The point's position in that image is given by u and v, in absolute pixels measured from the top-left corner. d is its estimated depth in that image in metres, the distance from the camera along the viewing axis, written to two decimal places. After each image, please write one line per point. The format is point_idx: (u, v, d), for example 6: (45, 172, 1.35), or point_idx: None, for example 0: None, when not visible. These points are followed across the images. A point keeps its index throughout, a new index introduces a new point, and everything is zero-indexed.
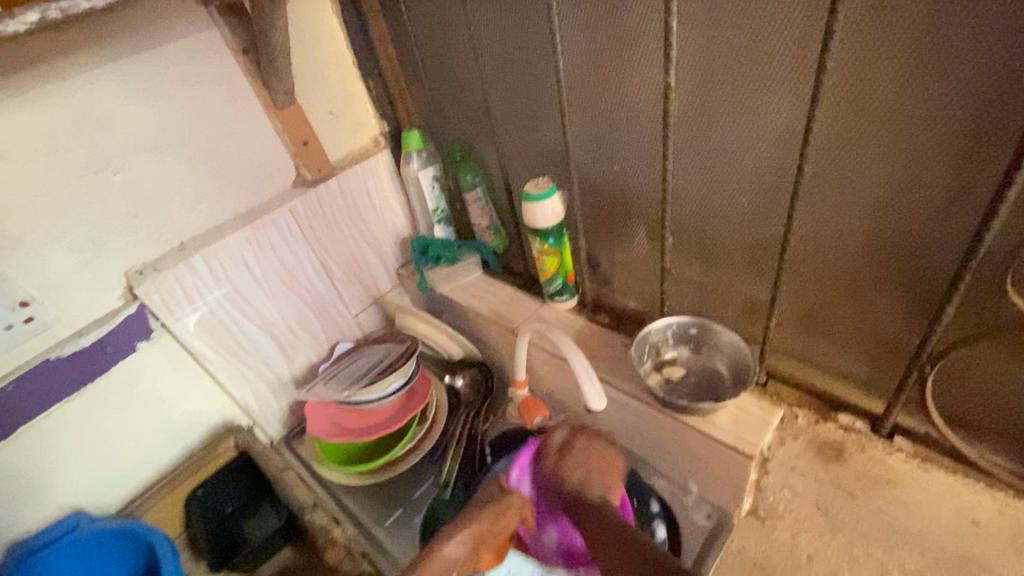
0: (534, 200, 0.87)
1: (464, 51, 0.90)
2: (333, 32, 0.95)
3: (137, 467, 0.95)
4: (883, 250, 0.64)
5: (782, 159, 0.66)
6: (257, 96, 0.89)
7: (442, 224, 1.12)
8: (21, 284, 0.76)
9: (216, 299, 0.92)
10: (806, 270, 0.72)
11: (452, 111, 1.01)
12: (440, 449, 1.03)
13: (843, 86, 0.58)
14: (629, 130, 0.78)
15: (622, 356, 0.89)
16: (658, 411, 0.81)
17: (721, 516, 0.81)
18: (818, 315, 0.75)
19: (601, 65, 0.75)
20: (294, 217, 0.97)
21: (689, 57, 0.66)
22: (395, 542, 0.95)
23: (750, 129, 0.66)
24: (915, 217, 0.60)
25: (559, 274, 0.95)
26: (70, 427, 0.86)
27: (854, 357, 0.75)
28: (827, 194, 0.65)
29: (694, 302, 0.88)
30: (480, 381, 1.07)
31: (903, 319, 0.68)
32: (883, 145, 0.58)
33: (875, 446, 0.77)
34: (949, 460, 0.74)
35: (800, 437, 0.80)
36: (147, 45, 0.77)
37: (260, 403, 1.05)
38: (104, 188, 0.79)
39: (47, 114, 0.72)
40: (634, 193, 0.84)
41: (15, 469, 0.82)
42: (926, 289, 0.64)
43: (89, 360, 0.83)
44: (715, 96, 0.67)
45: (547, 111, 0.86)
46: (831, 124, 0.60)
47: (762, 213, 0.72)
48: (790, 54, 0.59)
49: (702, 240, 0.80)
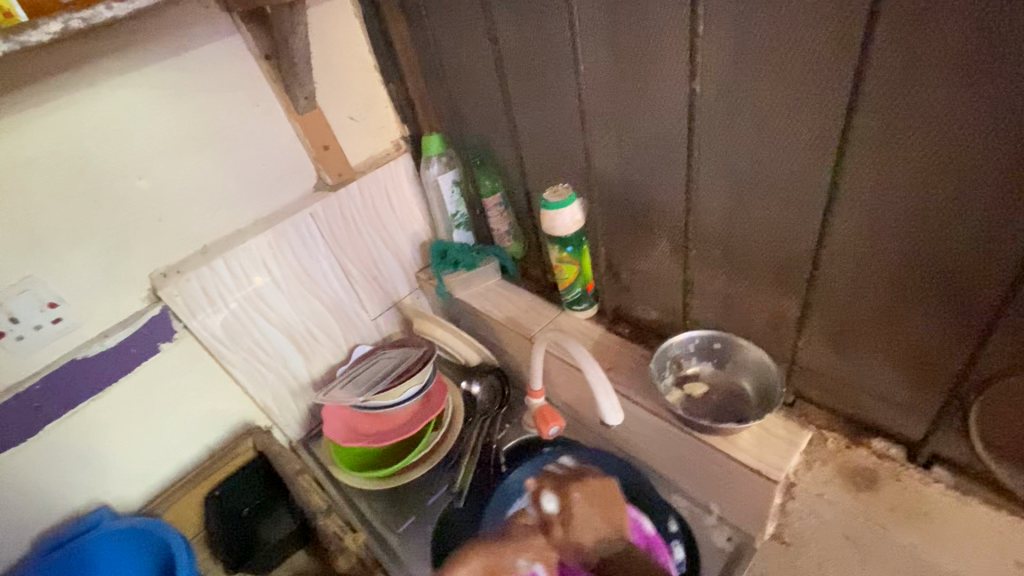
0: (553, 208, 0.86)
1: (484, 53, 0.88)
2: (356, 37, 0.95)
3: (159, 465, 0.97)
4: (922, 268, 0.60)
5: (813, 169, 0.63)
6: (280, 102, 0.90)
7: (462, 229, 1.11)
8: (49, 285, 0.78)
9: (238, 301, 0.94)
10: (837, 286, 0.69)
11: (472, 115, 0.99)
12: (455, 457, 1.02)
13: (883, 95, 0.54)
14: (653, 139, 0.75)
15: (641, 370, 0.87)
16: (677, 428, 0.79)
17: (741, 539, 0.82)
18: (851, 334, 0.71)
19: (624, 68, 0.72)
20: (315, 221, 0.98)
21: (714, 67, 0.63)
22: (408, 551, 0.94)
23: (783, 138, 0.63)
24: (959, 236, 0.56)
25: (578, 282, 0.94)
26: (95, 424, 0.88)
27: (890, 381, 0.71)
28: (860, 209, 0.62)
29: (719, 315, 0.85)
30: (496, 387, 1.06)
31: (943, 341, 0.63)
32: (923, 157, 0.55)
33: (910, 475, 0.72)
34: (993, 495, 0.67)
35: (828, 462, 0.75)
36: (172, 51, 0.78)
37: (279, 405, 1.06)
38: (129, 192, 0.81)
39: (78, 121, 0.74)
40: (656, 202, 0.81)
41: (43, 463, 0.85)
42: (971, 314, 0.59)
43: (114, 360, 0.85)
44: (740, 105, 0.64)
45: (567, 117, 0.84)
46: (869, 136, 0.57)
47: (792, 226, 0.68)
48: (824, 59, 0.56)
49: (727, 253, 0.77)
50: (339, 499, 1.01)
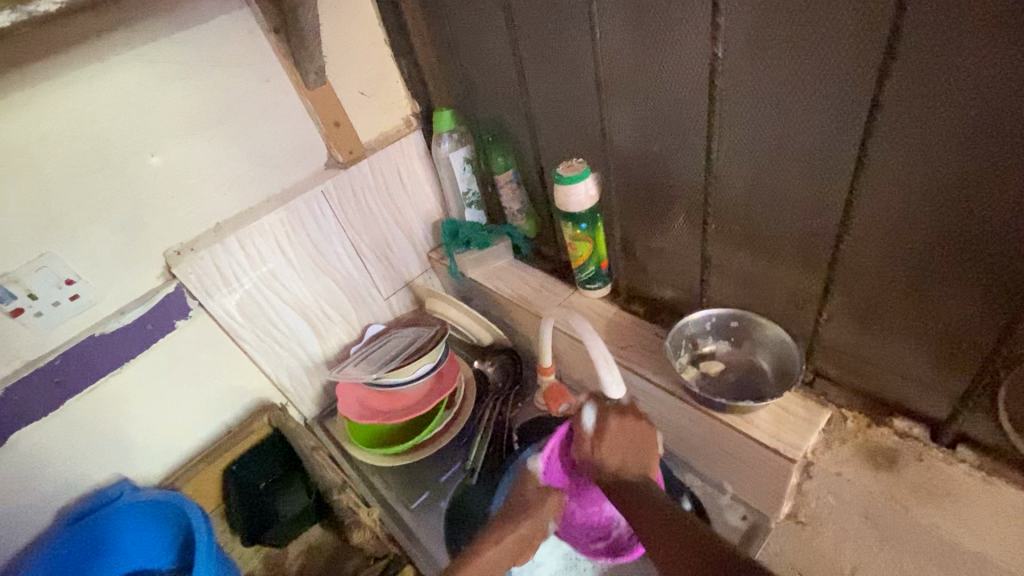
0: (567, 182, 0.84)
1: (497, 25, 0.85)
2: (365, 10, 0.93)
3: (178, 441, 0.99)
4: (954, 240, 0.58)
5: (841, 137, 0.60)
6: (289, 76, 0.88)
7: (473, 208, 1.10)
8: (66, 263, 0.78)
9: (252, 280, 0.94)
10: (863, 260, 0.66)
11: (484, 90, 0.97)
12: (468, 435, 1.02)
13: (920, 54, 0.51)
14: (672, 112, 0.73)
15: (656, 348, 0.86)
16: (693, 406, 0.78)
17: (755, 518, 0.82)
18: (876, 310, 0.69)
19: (643, 36, 0.69)
20: (326, 199, 0.97)
21: (737, 33, 0.61)
22: (422, 525, 0.96)
23: (808, 107, 0.60)
24: (996, 205, 0.53)
25: (591, 261, 0.93)
26: (115, 400, 0.89)
27: (915, 359, 0.69)
28: (891, 178, 0.59)
29: (736, 293, 0.83)
30: (508, 367, 1.07)
31: (974, 317, 0.61)
32: (960, 121, 0.52)
33: (933, 455, 0.71)
34: (1019, 475, 0.66)
35: (848, 441, 0.74)
36: (180, 25, 0.77)
37: (294, 383, 1.07)
38: (141, 170, 0.80)
39: (88, 97, 0.74)
40: (674, 177, 0.79)
41: (65, 437, 0.86)
42: (1005, 288, 0.57)
43: (132, 338, 0.86)
44: (763, 73, 0.61)
45: (582, 90, 0.82)
46: (903, 99, 0.54)
47: (817, 198, 0.66)
48: (855, 18, 0.53)
49: (747, 228, 0.75)
50: (355, 475, 1.02)
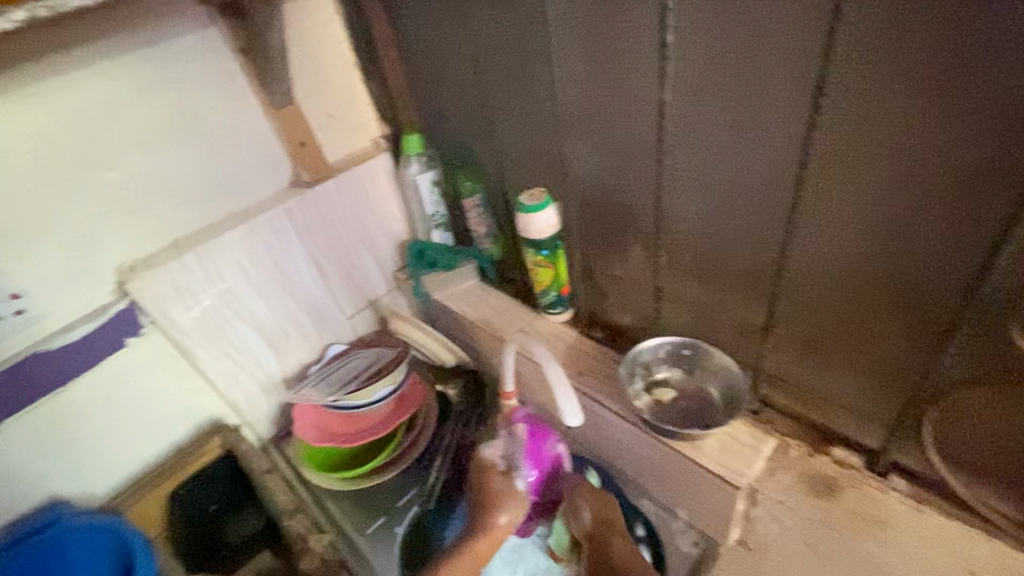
0: (527, 211, 0.87)
1: (463, 58, 0.88)
2: (336, 36, 0.95)
3: (124, 462, 0.96)
4: (881, 280, 0.62)
5: (779, 179, 0.63)
6: (256, 96, 0.89)
7: (440, 229, 1.10)
8: (11, 277, 0.76)
9: (210, 297, 0.92)
10: (802, 295, 0.70)
11: (452, 116, 0.99)
12: (427, 457, 1.00)
13: (845, 108, 0.55)
14: (627, 148, 0.76)
15: (612, 374, 0.87)
16: (644, 432, 0.80)
17: (707, 544, 0.82)
18: (816, 343, 0.72)
19: (598, 77, 0.72)
20: (290, 218, 0.97)
21: (683, 79, 0.64)
22: (377, 553, 0.92)
23: (750, 152, 0.64)
24: (917, 247, 0.57)
25: (552, 286, 0.95)
26: (57, 419, 0.86)
27: (853, 390, 0.72)
28: (823, 220, 0.63)
29: (689, 322, 0.86)
30: (470, 388, 1.03)
31: (902, 351, 0.64)
32: (884, 170, 0.56)
33: (870, 485, 0.73)
34: (949, 505, 0.69)
35: (792, 470, 0.76)
36: (145, 43, 0.77)
37: (250, 405, 1.04)
38: (97, 184, 0.79)
39: (42, 110, 0.73)
40: (631, 210, 0.82)
41: (1, 457, 0.83)
42: (928, 325, 0.61)
43: (77, 355, 0.84)
44: (707, 117, 0.65)
45: (544, 123, 0.84)
46: (831, 146, 0.58)
47: (760, 232, 0.69)
48: (789, 73, 0.57)
49: (697, 261, 0.78)
50: (309, 499, 0.99)
